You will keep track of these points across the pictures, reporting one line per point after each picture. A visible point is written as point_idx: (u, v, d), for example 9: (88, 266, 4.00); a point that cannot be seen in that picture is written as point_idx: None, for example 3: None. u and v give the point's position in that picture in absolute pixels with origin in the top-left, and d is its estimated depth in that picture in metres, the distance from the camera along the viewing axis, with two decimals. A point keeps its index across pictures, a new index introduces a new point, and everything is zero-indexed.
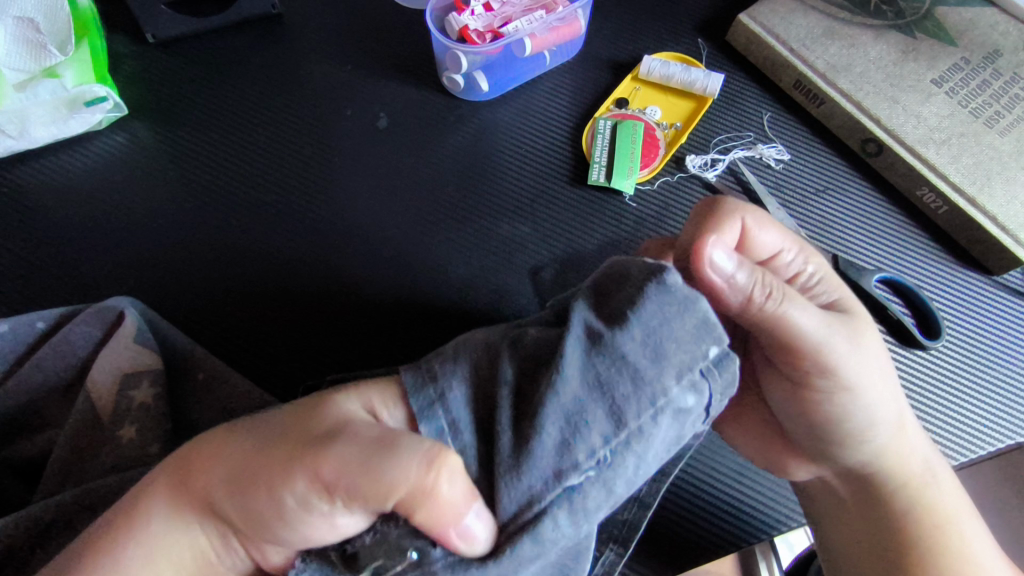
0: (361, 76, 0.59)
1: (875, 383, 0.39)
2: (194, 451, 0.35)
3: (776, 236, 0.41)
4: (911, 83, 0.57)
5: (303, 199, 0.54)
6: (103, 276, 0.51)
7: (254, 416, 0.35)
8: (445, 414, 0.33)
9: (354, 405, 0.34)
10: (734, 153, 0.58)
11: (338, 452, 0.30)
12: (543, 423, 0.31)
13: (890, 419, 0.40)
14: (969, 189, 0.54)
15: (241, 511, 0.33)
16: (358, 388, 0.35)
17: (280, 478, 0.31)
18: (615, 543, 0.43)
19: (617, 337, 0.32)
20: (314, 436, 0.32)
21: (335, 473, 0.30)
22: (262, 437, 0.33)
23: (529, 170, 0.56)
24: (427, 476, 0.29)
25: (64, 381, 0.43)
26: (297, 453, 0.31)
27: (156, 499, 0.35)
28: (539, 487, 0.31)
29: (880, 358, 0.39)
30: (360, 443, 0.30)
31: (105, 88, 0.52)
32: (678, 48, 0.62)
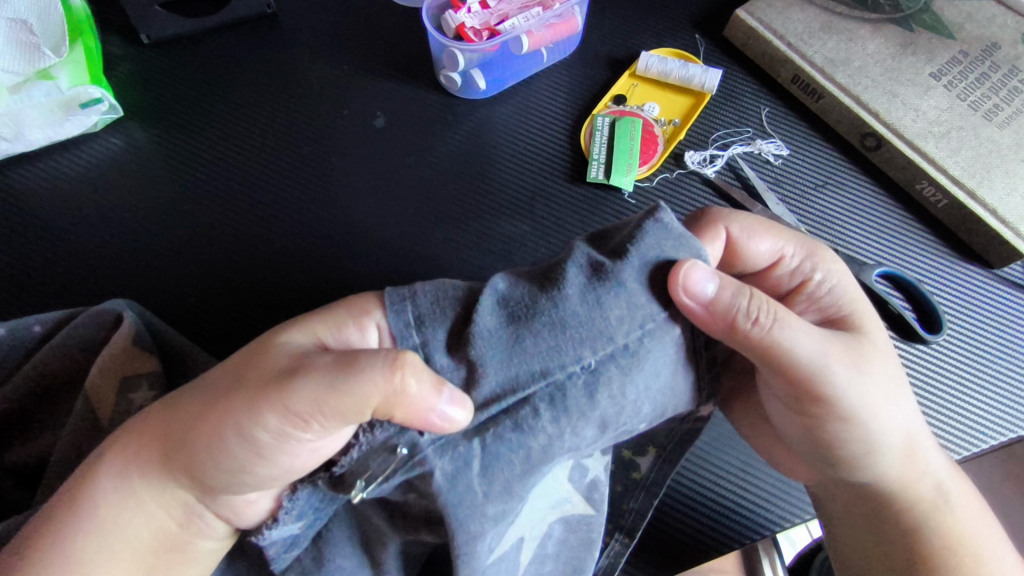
0: (358, 76, 0.59)
1: (880, 398, 0.38)
2: (153, 416, 0.35)
3: (775, 242, 0.41)
4: (910, 76, 0.57)
5: (301, 199, 0.54)
6: (101, 279, 0.50)
7: (195, 380, 0.35)
8: (413, 310, 0.33)
9: (299, 337, 0.35)
10: (734, 150, 0.57)
11: (302, 382, 0.31)
12: (536, 327, 0.32)
13: (897, 438, 0.39)
14: (969, 182, 0.54)
15: (210, 468, 0.33)
16: (305, 321, 0.36)
17: (248, 419, 0.31)
18: (622, 533, 0.44)
19: (617, 267, 0.33)
20: (276, 368, 0.32)
21: (307, 399, 0.31)
22: (218, 386, 0.33)
23: (523, 164, 0.56)
24: (393, 378, 0.30)
25: (63, 384, 0.43)
26: (260, 388, 0.32)
27: (130, 463, 0.34)
28: (525, 378, 0.32)
29: (885, 376, 0.39)
30: (321, 370, 0.31)
31: (100, 89, 0.52)
32: (676, 44, 0.62)
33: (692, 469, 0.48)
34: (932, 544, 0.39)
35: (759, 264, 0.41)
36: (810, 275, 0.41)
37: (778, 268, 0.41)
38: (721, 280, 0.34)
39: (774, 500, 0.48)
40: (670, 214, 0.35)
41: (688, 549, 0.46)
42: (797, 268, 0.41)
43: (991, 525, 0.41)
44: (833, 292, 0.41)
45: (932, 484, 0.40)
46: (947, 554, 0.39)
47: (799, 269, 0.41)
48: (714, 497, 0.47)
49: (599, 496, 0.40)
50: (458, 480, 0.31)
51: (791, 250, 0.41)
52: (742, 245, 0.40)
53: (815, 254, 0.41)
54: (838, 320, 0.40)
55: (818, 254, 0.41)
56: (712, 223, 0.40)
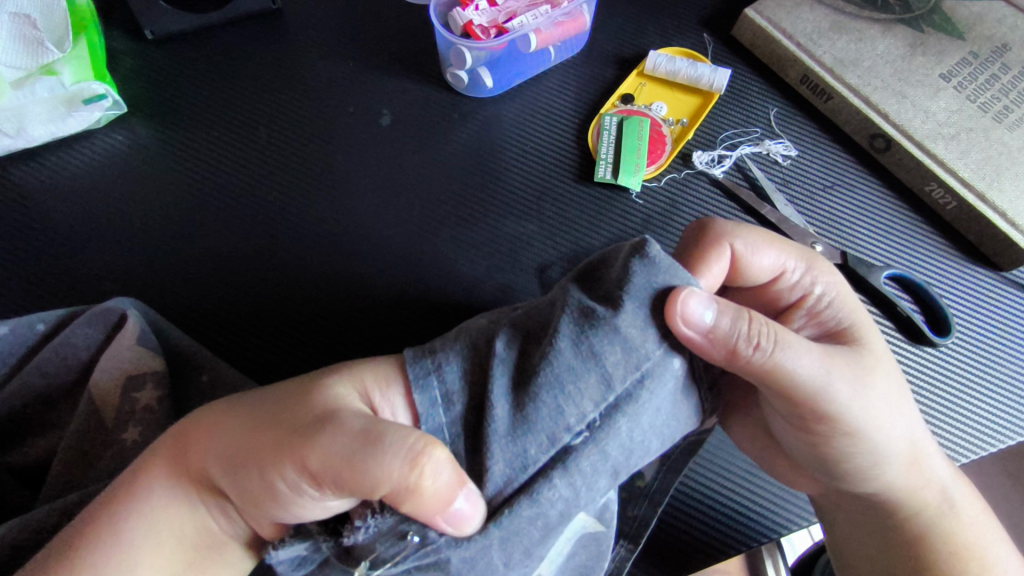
0: (363, 72, 0.58)
1: (884, 411, 0.38)
2: (193, 424, 0.35)
3: (777, 254, 0.40)
4: (920, 77, 0.57)
5: (306, 196, 0.54)
6: (104, 276, 0.50)
7: (244, 396, 0.36)
8: (439, 385, 0.33)
9: (347, 389, 0.34)
10: (742, 150, 0.57)
11: (325, 442, 0.30)
12: (539, 392, 0.32)
13: (903, 446, 0.39)
14: (979, 184, 0.53)
15: (232, 488, 0.33)
16: (355, 371, 0.35)
17: (271, 464, 0.31)
18: (627, 539, 0.44)
19: (610, 317, 0.32)
20: (305, 423, 0.32)
21: (324, 464, 0.30)
22: (258, 416, 0.34)
23: (533, 166, 0.56)
24: (411, 474, 0.28)
25: (65, 384, 0.42)
26: (289, 437, 0.32)
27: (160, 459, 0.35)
28: (534, 451, 0.31)
29: (887, 388, 0.38)
30: (348, 435, 0.30)
31: (104, 85, 0.51)
32: (684, 43, 0.61)
33: (698, 473, 0.47)
34: (939, 551, 0.40)
35: (762, 278, 0.41)
36: (810, 289, 0.41)
37: (779, 280, 0.41)
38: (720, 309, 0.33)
39: (778, 504, 0.47)
40: (658, 247, 0.34)
41: (692, 552, 0.45)
42: (798, 282, 0.41)
43: (995, 526, 0.41)
44: (833, 305, 0.40)
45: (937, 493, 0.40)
46: (954, 560, 0.39)
47: (801, 284, 0.41)
48: (720, 500, 0.47)
49: (610, 514, 0.39)
50: (477, 561, 0.31)
51: (793, 264, 0.41)
52: (745, 261, 0.40)
53: (817, 267, 0.41)
54: (838, 333, 0.40)
55: (819, 268, 0.41)
56: (717, 240, 0.39)
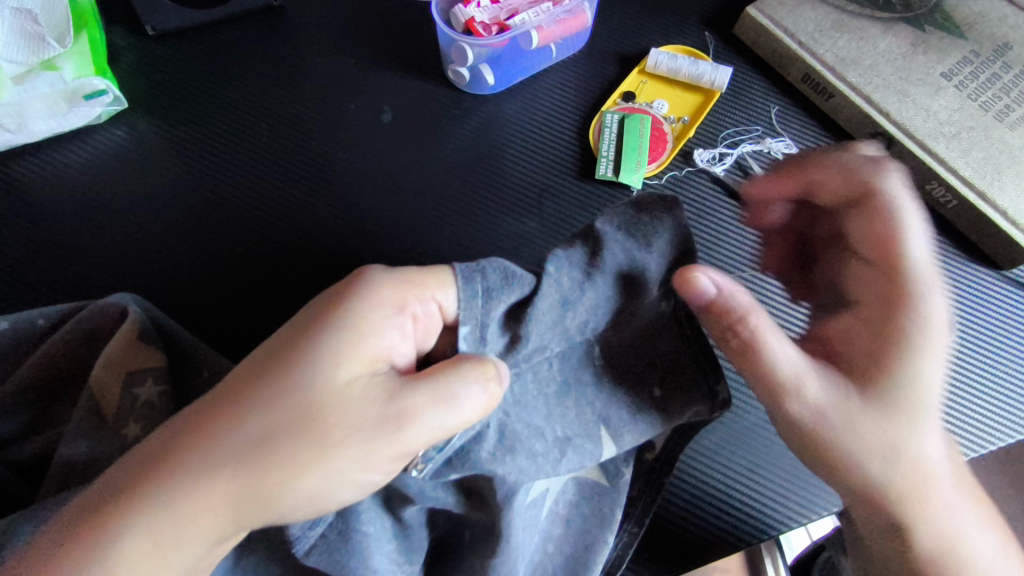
0: (364, 68, 0.58)
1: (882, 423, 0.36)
2: (182, 486, 0.31)
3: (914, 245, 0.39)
4: (921, 76, 0.57)
5: (307, 192, 0.54)
6: (105, 272, 0.50)
7: (228, 439, 0.32)
8: (480, 281, 0.36)
9: (349, 370, 0.34)
10: (743, 147, 0.57)
11: (415, 423, 0.33)
12: (572, 300, 0.37)
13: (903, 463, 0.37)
14: (980, 183, 0.53)
15: (292, 507, 0.33)
16: (338, 349, 0.34)
17: (356, 466, 0.33)
18: (630, 524, 0.44)
19: (641, 255, 0.38)
20: (368, 417, 0.33)
21: (426, 432, 0.33)
22: (289, 444, 0.32)
23: (534, 164, 0.56)
24: (494, 395, 0.33)
25: (66, 379, 0.42)
26: (361, 437, 0.33)
27: (190, 466, 0.32)
28: (550, 340, 0.38)
29: (892, 400, 0.36)
30: (427, 403, 0.33)
31: (105, 81, 0.51)
32: (685, 40, 0.61)
33: (698, 468, 0.48)
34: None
35: (857, 265, 0.40)
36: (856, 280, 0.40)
37: (886, 275, 0.39)
38: (718, 284, 0.37)
39: (782, 498, 0.47)
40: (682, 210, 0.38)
41: (693, 549, 0.46)
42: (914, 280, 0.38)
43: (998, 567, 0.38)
44: (919, 321, 0.37)
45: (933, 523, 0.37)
46: None
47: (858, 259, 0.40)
48: (722, 497, 0.47)
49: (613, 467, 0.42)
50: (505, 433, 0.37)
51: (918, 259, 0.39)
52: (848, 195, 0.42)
53: (939, 286, 0.38)
54: (923, 348, 0.37)
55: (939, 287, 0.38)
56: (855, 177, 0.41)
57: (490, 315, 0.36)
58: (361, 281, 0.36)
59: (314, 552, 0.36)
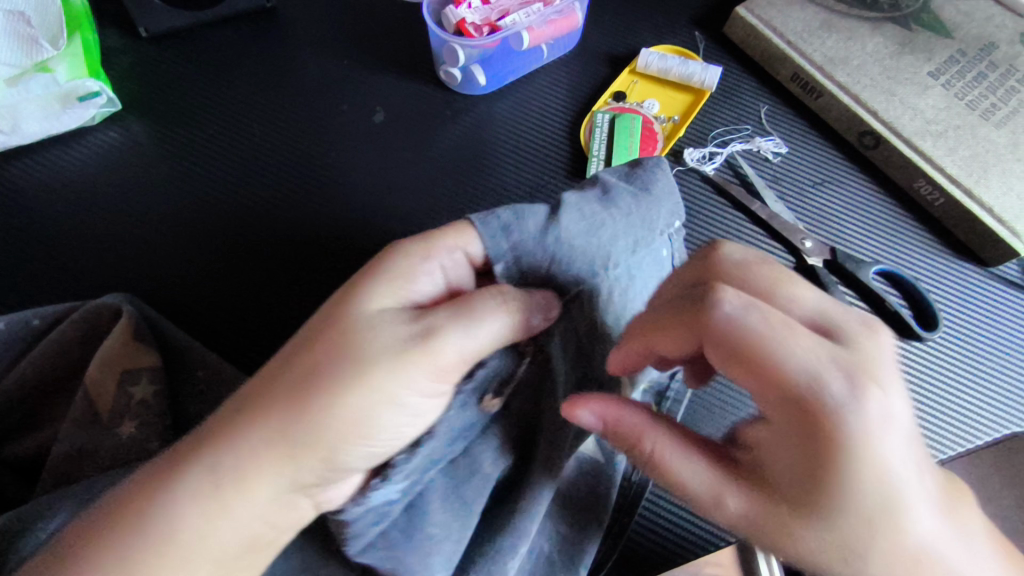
0: (357, 70, 0.58)
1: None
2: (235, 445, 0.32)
3: (801, 356, 0.27)
4: (908, 75, 0.58)
5: (300, 193, 0.54)
6: (99, 273, 0.50)
7: (273, 385, 0.32)
8: (502, 219, 0.37)
9: (379, 301, 0.34)
10: (732, 146, 0.58)
11: (454, 334, 0.33)
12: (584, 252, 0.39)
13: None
14: (966, 181, 0.54)
15: (345, 430, 0.32)
16: (370, 286, 0.35)
17: (404, 379, 0.32)
18: (622, 513, 0.46)
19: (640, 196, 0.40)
20: (403, 336, 0.33)
21: (470, 343, 0.33)
22: (331, 372, 0.32)
23: (527, 164, 0.56)
24: (532, 313, 0.35)
25: (61, 379, 0.42)
26: (402, 354, 0.32)
27: (243, 423, 0.32)
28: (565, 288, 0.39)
29: (845, 553, 0.28)
30: (464, 319, 0.33)
31: (98, 83, 0.52)
32: (675, 41, 0.62)
33: None
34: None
35: (759, 402, 0.28)
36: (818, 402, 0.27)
37: (811, 401, 0.27)
38: (603, 416, 0.33)
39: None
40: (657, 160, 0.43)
41: (683, 542, 0.47)
42: (839, 394, 0.26)
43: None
44: (850, 444, 0.26)
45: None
46: None
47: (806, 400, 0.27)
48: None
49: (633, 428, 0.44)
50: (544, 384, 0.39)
51: (812, 366, 0.27)
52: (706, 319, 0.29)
53: (881, 387, 0.27)
54: (887, 442, 0.26)
55: (884, 392, 0.27)
56: (676, 311, 0.31)
57: (520, 248, 0.37)
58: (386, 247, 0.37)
59: (370, 548, 0.34)
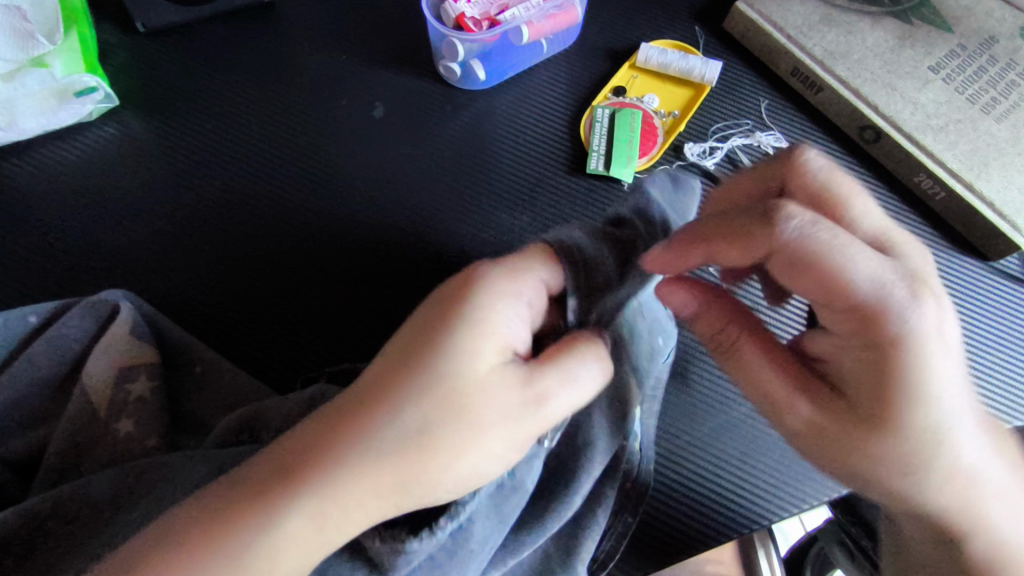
0: (356, 65, 0.58)
1: (896, 453, 0.32)
2: (320, 495, 0.28)
3: (863, 260, 0.30)
4: (909, 69, 0.58)
5: (299, 189, 0.54)
6: (97, 270, 0.50)
7: (369, 435, 0.29)
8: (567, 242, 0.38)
9: (489, 351, 0.31)
10: (733, 141, 0.57)
11: (564, 394, 0.32)
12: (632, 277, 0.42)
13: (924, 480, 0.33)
14: (967, 175, 0.54)
15: (441, 486, 0.30)
16: (476, 333, 0.31)
17: (514, 436, 0.31)
18: (626, 514, 0.45)
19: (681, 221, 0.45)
20: (517, 392, 0.31)
21: (574, 397, 0.33)
22: (441, 425, 0.30)
23: (527, 159, 0.56)
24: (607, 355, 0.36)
25: (59, 376, 0.42)
26: (515, 412, 0.31)
27: (333, 471, 0.29)
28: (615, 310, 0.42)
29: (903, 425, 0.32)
30: (569, 374, 0.33)
31: (95, 78, 0.51)
32: (675, 35, 0.62)
33: (693, 460, 0.48)
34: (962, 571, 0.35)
35: (817, 295, 0.31)
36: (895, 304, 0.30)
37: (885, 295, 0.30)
38: (701, 295, 0.37)
39: (775, 491, 0.48)
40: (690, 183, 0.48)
41: (683, 541, 0.46)
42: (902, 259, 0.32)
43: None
44: (908, 340, 0.30)
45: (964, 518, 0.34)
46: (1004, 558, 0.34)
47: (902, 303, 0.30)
48: (713, 486, 0.47)
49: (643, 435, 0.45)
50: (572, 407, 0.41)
51: (872, 229, 0.34)
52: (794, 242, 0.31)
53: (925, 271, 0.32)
54: (943, 355, 0.31)
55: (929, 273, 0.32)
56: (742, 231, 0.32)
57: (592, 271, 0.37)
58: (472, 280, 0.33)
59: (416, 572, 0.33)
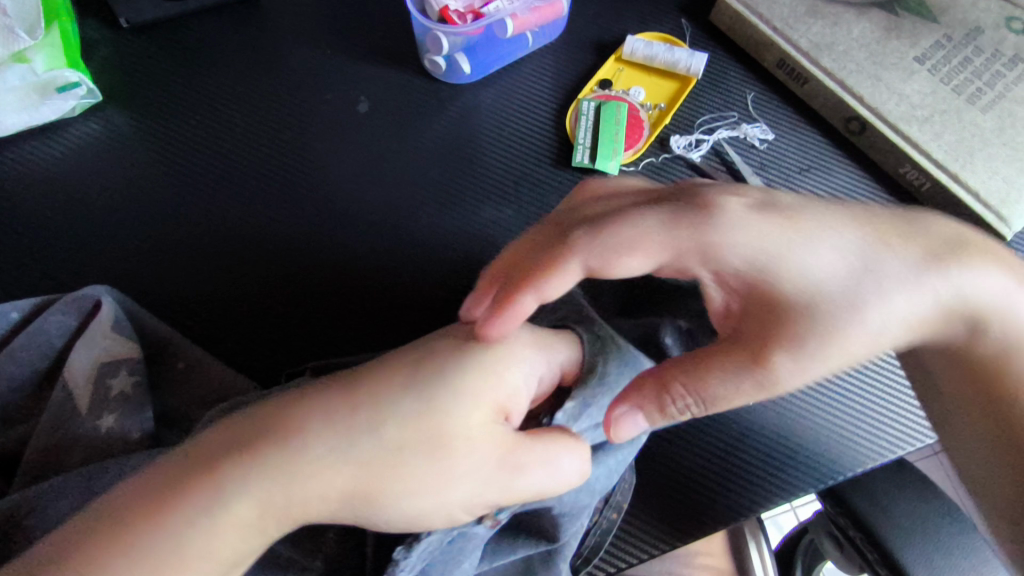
0: (342, 59, 0.58)
1: (851, 311, 0.34)
2: (277, 481, 0.29)
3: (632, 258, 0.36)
4: (894, 60, 0.57)
5: (284, 184, 0.54)
6: (80, 266, 0.50)
7: (350, 447, 0.30)
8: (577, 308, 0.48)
9: (487, 397, 0.34)
10: (719, 133, 0.57)
11: (539, 471, 0.33)
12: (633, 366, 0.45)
13: (906, 288, 0.34)
14: (952, 166, 0.54)
15: (385, 514, 0.31)
16: (483, 369, 0.34)
17: (472, 492, 0.32)
18: (613, 510, 0.45)
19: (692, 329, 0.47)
20: (498, 451, 0.33)
21: (546, 471, 0.34)
22: (416, 457, 0.31)
23: (513, 152, 0.56)
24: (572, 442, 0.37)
25: (41, 373, 0.42)
26: (489, 471, 0.32)
27: (303, 457, 0.30)
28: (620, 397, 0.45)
29: (811, 274, 0.34)
30: (544, 441, 0.34)
31: (77, 73, 0.51)
32: (661, 28, 0.61)
33: (678, 452, 0.48)
34: (984, 371, 0.38)
35: (652, 254, 0.36)
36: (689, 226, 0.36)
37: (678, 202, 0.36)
38: (632, 411, 0.37)
39: (806, 462, 0.49)
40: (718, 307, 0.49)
41: (671, 531, 0.46)
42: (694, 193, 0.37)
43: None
44: (725, 230, 0.35)
45: (966, 305, 0.36)
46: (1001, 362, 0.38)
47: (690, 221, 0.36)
48: (735, 465, 0.48)
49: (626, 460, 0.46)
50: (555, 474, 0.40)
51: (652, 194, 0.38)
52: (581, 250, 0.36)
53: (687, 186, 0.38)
54: (762, 209, 0.36)
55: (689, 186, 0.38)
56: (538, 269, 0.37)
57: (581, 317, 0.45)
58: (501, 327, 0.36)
59: None
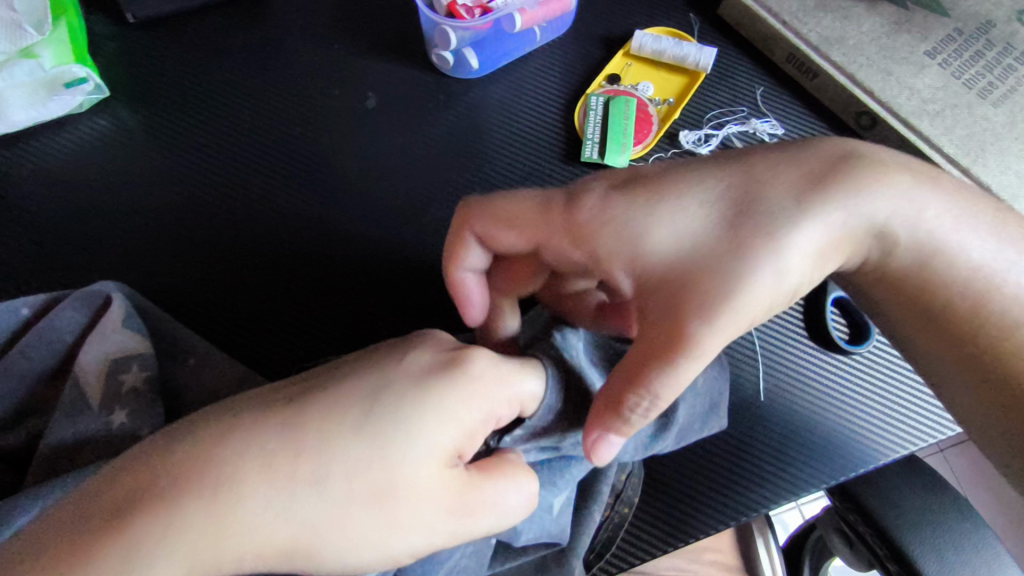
0: (349, 54, 0.58)
1: (743, 260, 0.32)
2: (207, 539, 0.27)
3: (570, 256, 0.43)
4: (905, 54, 0.57)
5: (293, 178, 0.53)
6: (89, 262, 0.50)
7: (290, 498, 0.28)
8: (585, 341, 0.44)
9: (444, 441, 0.31)
10: (728, 128, 0.57)
11: (486, 517, 0.32)
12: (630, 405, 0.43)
13: (795, 221, 0.32)
14: (964, 160, 0.54)
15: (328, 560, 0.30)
16: (443, 414, 0.32)
17: (419, 540, 0.31)
18: (622, 505, 0.46)
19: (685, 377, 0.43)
20: (449, 501, 0.31)
21: (494, 515, 0.33)
22: (361, 507, 0.29)
23: (521, 147, 0.56)
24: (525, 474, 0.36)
25: (51, 369, 0.42)
26: (438, 523, 0.31)
27: (233, 517, 0.27)
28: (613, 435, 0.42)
29: (682, 234, 0.33)
30: (494, 481, 0.33)
31: (84, 69, 0.51)
32: (669, 23, 0.61)
33: (688, 449, 0.48)
34: (906, 285, 0.36)
35: (530, 231, 0.38)
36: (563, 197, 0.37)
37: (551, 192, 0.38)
38: (595, 431, 0.36)
39: (816, 461, 0.48)
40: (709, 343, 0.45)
41: (681, 531, 0.46)
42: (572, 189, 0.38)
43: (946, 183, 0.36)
44: (592, 215, 0.36)
45: (871, 226, 0.34)
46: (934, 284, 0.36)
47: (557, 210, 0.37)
48: (741, 464, 0.48)
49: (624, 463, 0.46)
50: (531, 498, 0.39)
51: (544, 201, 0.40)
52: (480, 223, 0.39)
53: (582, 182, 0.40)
54: (625, 190, 0.36)
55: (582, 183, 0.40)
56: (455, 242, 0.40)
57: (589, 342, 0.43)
58: (467, 360, 0.34)
59: None
